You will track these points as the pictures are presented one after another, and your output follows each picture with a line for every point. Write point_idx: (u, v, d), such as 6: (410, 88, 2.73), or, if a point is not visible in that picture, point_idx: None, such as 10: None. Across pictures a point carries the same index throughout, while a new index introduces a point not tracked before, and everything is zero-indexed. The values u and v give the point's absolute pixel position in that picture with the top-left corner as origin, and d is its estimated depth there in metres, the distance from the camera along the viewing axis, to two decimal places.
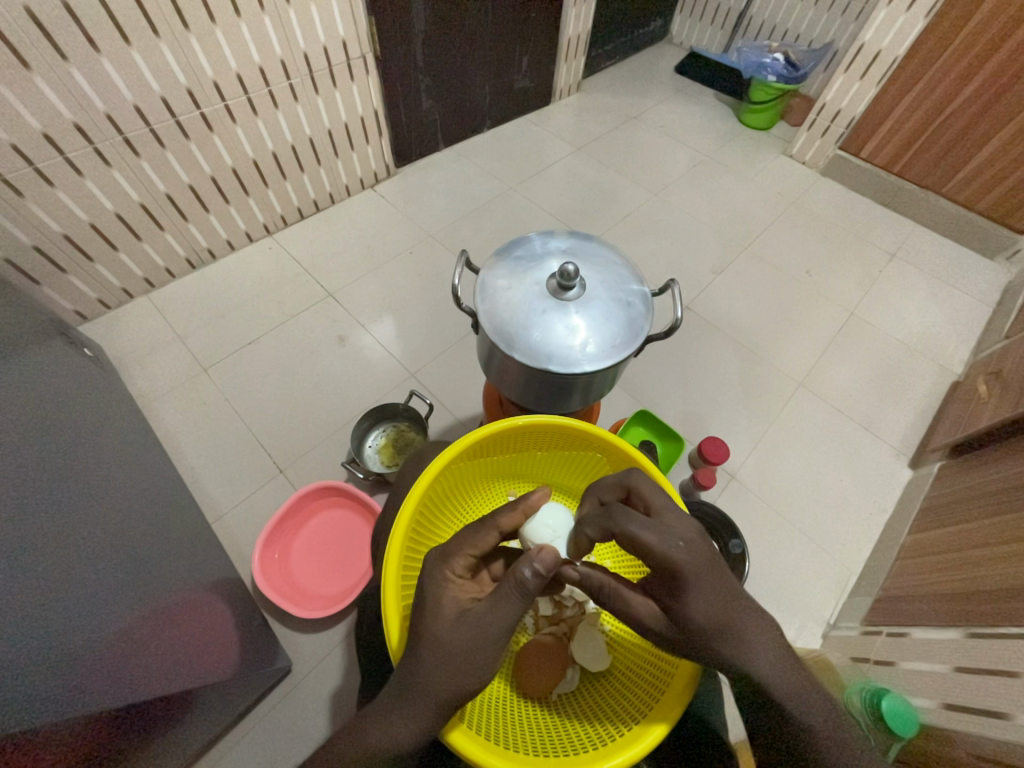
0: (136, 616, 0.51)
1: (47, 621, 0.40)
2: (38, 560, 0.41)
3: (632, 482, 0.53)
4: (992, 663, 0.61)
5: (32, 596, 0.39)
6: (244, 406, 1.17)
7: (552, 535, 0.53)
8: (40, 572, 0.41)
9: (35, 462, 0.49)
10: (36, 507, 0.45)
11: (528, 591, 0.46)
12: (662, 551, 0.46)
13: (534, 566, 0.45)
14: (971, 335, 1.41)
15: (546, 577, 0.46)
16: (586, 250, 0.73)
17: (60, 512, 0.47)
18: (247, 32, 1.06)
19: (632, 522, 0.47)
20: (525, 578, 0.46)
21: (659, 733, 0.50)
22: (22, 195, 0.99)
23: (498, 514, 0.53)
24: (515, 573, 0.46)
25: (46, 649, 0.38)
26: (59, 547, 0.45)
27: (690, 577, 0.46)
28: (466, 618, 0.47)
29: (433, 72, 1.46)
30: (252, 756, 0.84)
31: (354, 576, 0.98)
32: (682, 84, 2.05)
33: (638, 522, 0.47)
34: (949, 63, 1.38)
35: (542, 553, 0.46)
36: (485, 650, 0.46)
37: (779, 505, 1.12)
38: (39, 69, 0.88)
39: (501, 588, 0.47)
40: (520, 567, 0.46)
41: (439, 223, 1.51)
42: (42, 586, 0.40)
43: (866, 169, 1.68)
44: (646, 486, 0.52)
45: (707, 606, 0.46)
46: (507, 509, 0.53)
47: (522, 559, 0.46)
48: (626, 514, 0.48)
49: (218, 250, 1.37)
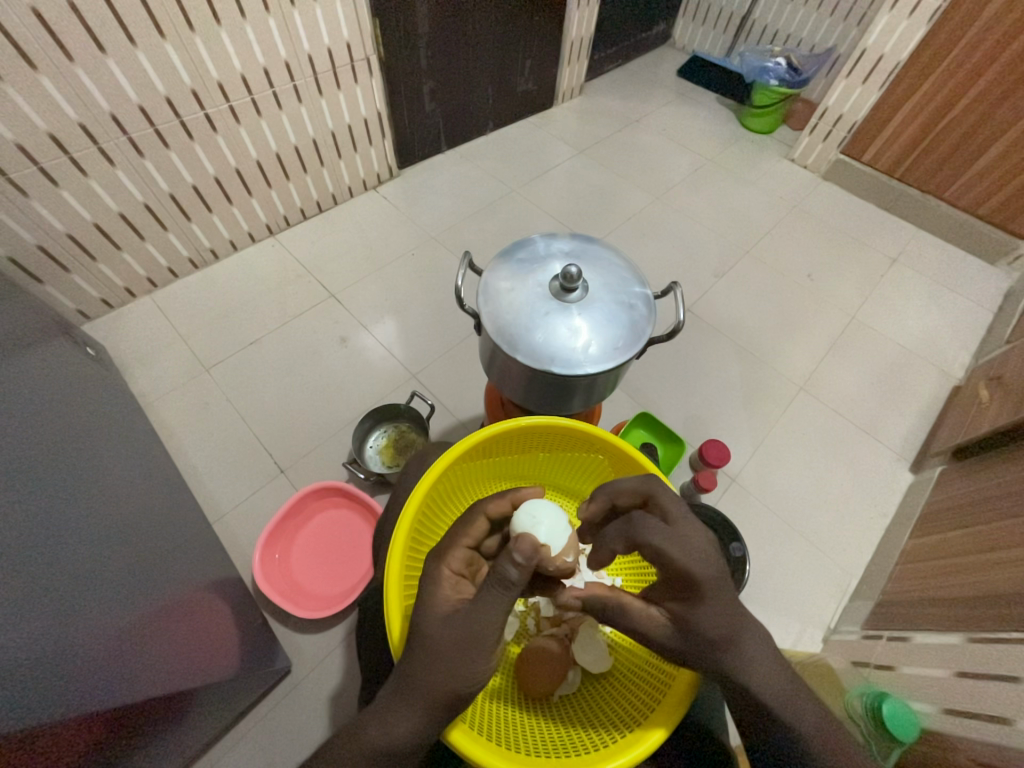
0: (125, 618, 0.49)
1: (28, 622, 0.38)
2: (19, 560, 0.39)
3: (652, 490, 0.53)
4: (994, 667, 0.61)
5: (12, 596, 0.37)
6: (246, 405, 1.17)
7: (535, 524, 0.52)
8: (21, 571, 0.39)
9: (20, 457, 0.47)
10: (22, 506, 0.43)
11: (511, 585, 0.46)
12: (681, 563, 0.47)
13: (516, 558, 0.45)
14: (970, 340, 1.41)
15: (529, 568, 0.46)
16: (589, 252, 0.74)
17: (47, 510, 0.46)
18: (252, 34, 1.06)
19: (654, 532, 0.48)
20: (507, 573, 0.45)
21: (657, 738, 0.50)
22: (26, 195, 0.99)
23: (486, 501, 0.56)
24: (499, 568, 0.46)
25: (32, 654, 0.37)
26: (44, 545, 0.43)
27: (696, 583, 0.47)
28: (457, 615, 0.47)
29: (437, 74, 1.46)
30: (250, 758, 0.84)
31: (354, 576, 0.98)
32: (684, 87, 2.06)
33: (660, 532, 0.48)
34: (951, 71, 1.39)
35: (519, 542, 0.45)
36: (475, 648, 0.46)
37: (781, 508, 1.13)
38: (44, 69, 0.88)
39: (487, 582, 0.47)
40: (501, 560, 0.46)
41: (441, 224, 1.51)
42: (23, 586, 0.39)
43: (867, 173, 1.69)
44: (666, 496, 0.52)
45: (715, 616, 0.47)
46: (494, 496, 0.56)
47: (504, 553, 0.46)
48: (647, 523, 0.49)
49: (221, 250, 1.37)
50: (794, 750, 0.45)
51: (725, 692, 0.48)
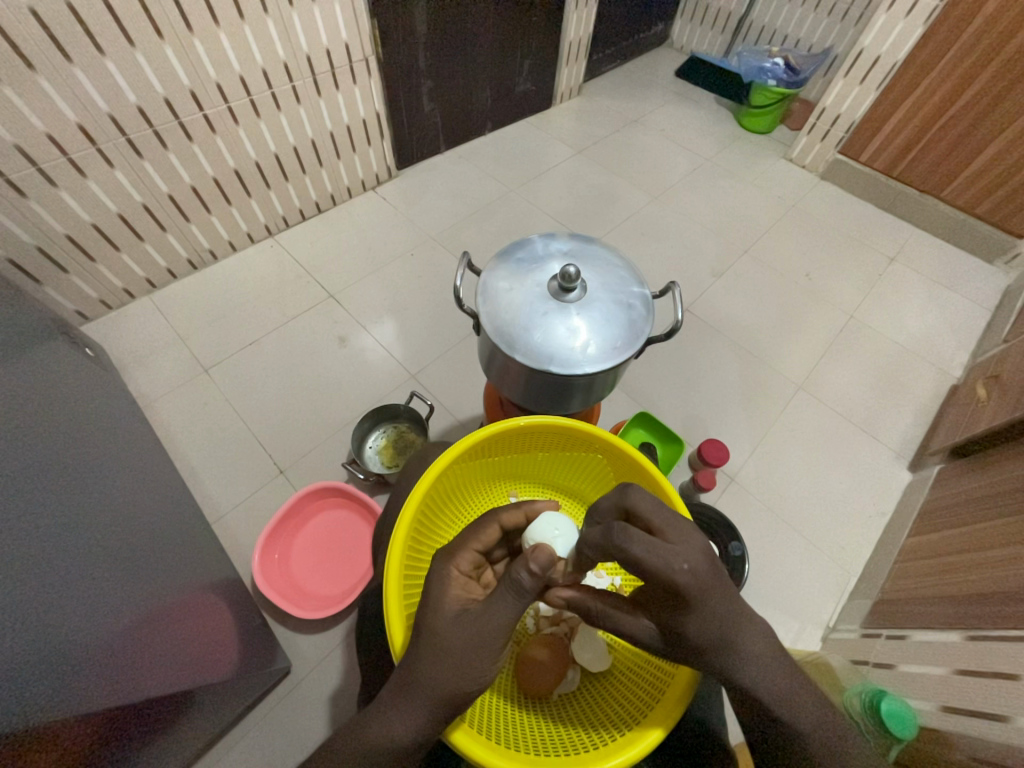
0: (121, 618, 0.49)
1: (22, 622, 0.37)
2: (12, 559, 0.39)
3: (630, 502, 0.48)
4: (993, 663, 0.61)
5: (6, 596, 0.36)
6: (245, 406, 1.17)
7: (553, 535, 0.53)
8: (16, 571, 0.39)
9: (14, 455, 0.46)
10: (17, 505, 0.43)
11: (525, 591, 0.46)
12: (665, 575, 0.43)
13: (531, 567, 0.45)
14: (968, 338, 1.41)
15: (542, 577, 0.46)
16: (587, 252, 0.74)
17: (40, 508, 0.45)
18: (251, 35, 1.07)
19: (636, 544, 0.43)
20: (521, 579, 0.46)
21: (656, 737, 0.50)
22: (25, 196, 0.99)
23: (501, 510, 0.56)
24: (512, 573, 0.46)
25: (33, 653, 0.37)
26: (39, 544, 0.43)
27: (694, 597, 0.45)
28: (468, 615, 0.47)
29: (435, 75, 1.47)
30: (250, 758, 0.84)
31: (353, 577, 0.98)
32: (682, 87, 2.07)
33: (642, 543, 0.44)
34: (948, 70, 1.39)
35: (537, 553, 0.45)
36: (484, 650, 0.46)
37: (780, 508, 1.13)
38: (43, 70, 0.88)
39: (500, 586, 0.47)
40: (516, 566, 0.46)
41: (440, 225, 1.52)
42: (18, 585, 0.38)
43: (865, 173, 1.69)
44: (646, 505, 0.47)
45: (704, 624, 0.46)
46: (509, 506, 0.56)
47: (519, 560, 0.46)
48: (628, 533, 0.44)
49: (220, 251, 1.37)
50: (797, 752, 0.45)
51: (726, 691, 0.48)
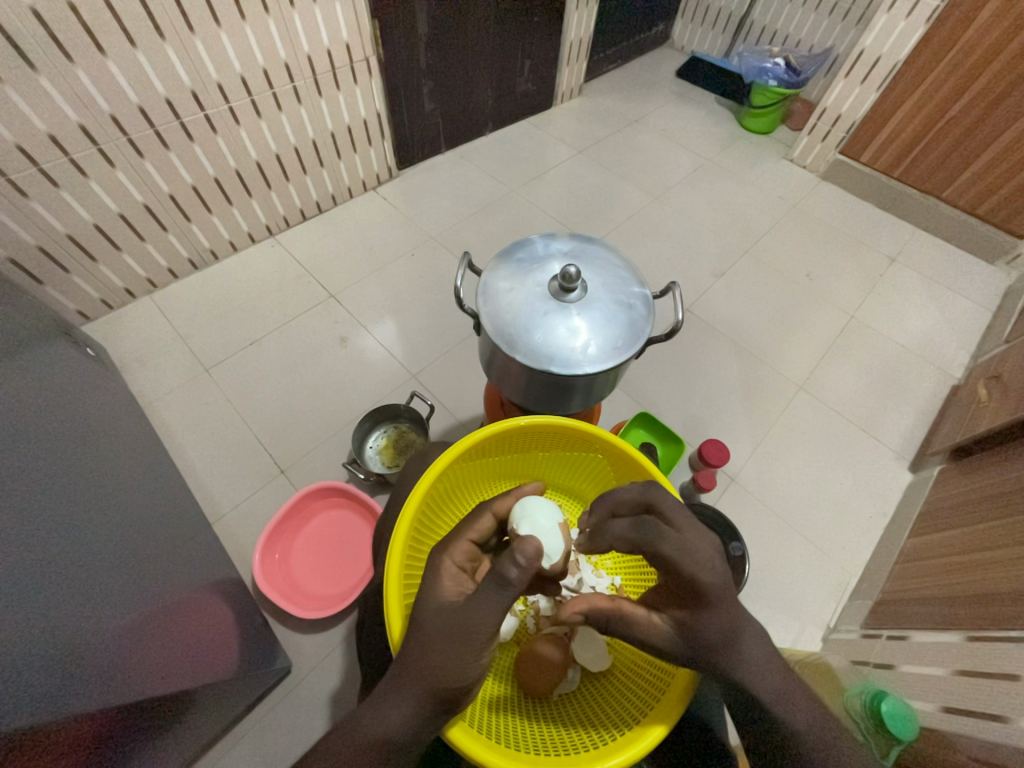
0: (122, 618, 0.49)
1: (26, 619, 0.38)
2: (17, 558, 0.39)
3: (653, 499, 0.51)
4: (995, 665, 0.61)
5: (3, 596, 0.36)
6: (246, 405, 1.17)
7: (524, 516, 0.55)
8: (21, 570, 0.39)
9: (19, 456, 0.47)
10: (20, 504, 0.43)
11: (509, 584, 0.45)
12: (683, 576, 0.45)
13: (519, 560, 0.45)
14: (969, 339, 1.41)
15: (531, 569, 0.45)
16: (588, 252, 0.74)
17: (43, 507, 0.45)
18: (252, 36, 1.07)
19: (666, 541, 0.46)
20: (507, 572, 0.45)
21: (657, 735, 0.50)
22: (26, 195, 1.00)
23: (494, 499, 0.57)
24: (499, 566, 0.45)
25: (38, 651, 0.38)
26: (42, 543, 0.43)
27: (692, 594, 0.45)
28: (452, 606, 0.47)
29: (436, 75, 1.47)
30: (249, 758, 0.84)
31: (354, 577, 0.99)
32: (683, 88, 2.07)
33: (672, 539, 0.46)
34: (949, 68, 1.39)
35: (524, 544, 0.45)
36: (468, 643, 0.45)
37: (781, 508, 1.13)
38: (44, 70, 0.89)
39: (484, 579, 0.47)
40: (503, 559, 0.46)
41: (440, 224, 1.52)
42: (22, 583, 0.39)
43: (866, 174, 1.69)
44: (668, 503, 0.50)
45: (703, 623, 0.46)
46: (501, 495, 0.58)
47: (505, 553, 0.46)
48: (658, 530, 0.47)
49: (221, 250, 1.37)
50: (793, 752, 0.44)
51: (723, 691, 0.48)
